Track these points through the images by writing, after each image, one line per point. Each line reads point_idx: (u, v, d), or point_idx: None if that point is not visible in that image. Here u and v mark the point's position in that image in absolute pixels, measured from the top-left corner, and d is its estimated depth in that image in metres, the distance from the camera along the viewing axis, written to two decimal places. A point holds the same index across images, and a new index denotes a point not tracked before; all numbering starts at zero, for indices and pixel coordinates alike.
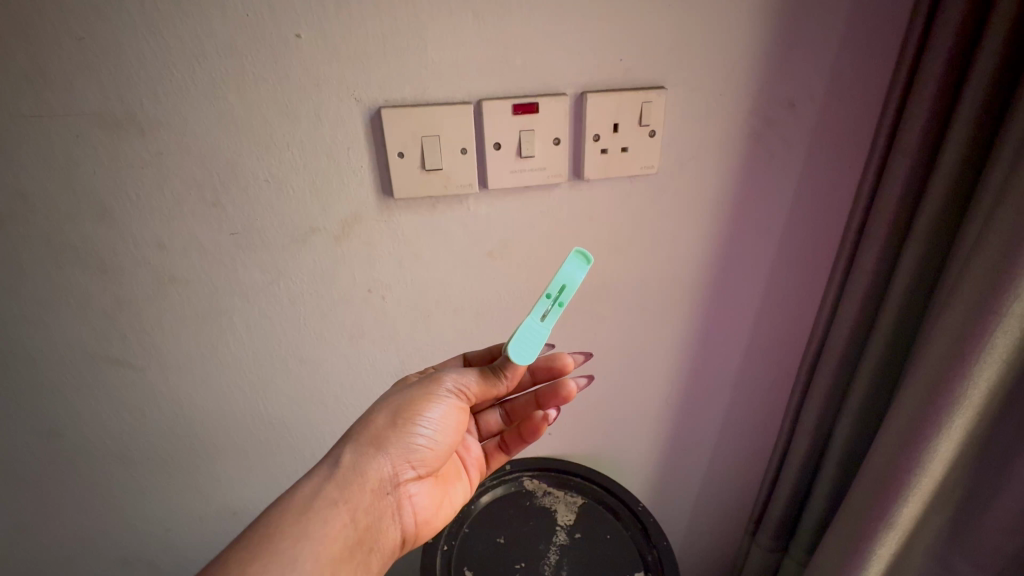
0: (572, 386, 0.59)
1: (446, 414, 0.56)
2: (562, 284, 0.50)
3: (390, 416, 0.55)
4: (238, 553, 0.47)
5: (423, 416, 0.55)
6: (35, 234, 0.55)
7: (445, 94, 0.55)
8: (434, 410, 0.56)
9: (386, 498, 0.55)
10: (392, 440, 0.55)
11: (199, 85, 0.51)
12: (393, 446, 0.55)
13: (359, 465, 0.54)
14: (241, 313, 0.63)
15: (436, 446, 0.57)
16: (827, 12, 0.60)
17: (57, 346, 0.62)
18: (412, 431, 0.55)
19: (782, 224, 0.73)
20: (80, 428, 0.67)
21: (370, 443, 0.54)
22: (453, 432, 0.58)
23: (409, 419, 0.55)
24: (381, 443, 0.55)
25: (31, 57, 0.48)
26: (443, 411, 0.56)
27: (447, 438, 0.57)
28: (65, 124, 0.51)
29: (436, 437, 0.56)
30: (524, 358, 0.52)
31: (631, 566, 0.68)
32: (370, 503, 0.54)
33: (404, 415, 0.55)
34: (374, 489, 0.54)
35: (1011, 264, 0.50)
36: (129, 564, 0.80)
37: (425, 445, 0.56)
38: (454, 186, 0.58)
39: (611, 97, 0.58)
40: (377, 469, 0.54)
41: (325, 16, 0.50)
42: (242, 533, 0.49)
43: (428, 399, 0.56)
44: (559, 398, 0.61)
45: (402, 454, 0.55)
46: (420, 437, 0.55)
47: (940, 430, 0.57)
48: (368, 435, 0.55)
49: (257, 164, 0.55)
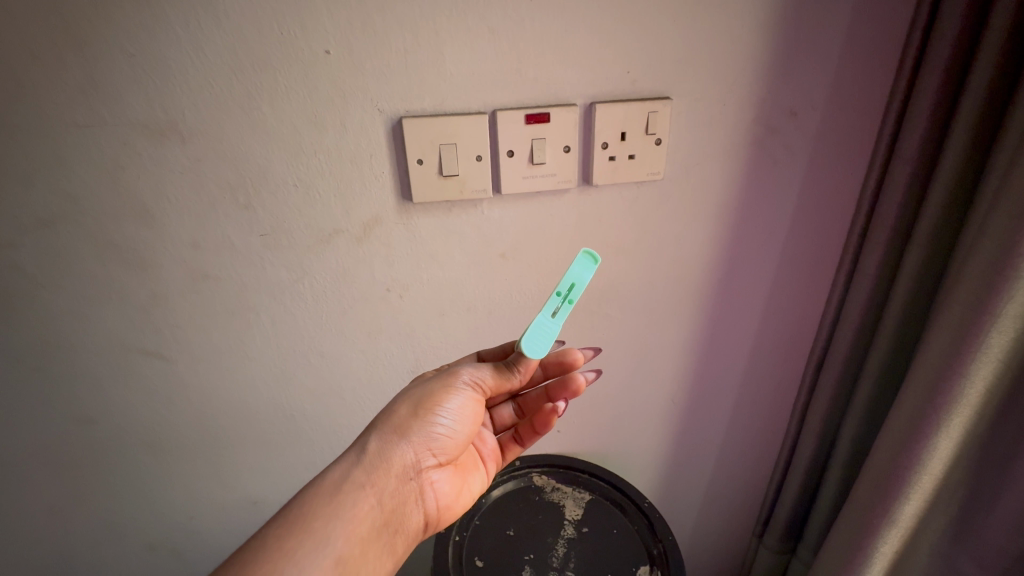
0: (580, 379, 0.63)
1: (463, 405, 0.59)
2: (572, 284, 0.53)
3: (412, 407, 0.58)
4: (275, 530, 0.50)
5: (443, 407, 0.58)
6: (82, 233, 0.60)
7: (461, 104, 0.59)
8: (453, 401, 0.59)
9: (409, 483, 0.58)
10: (414, 429, 0.58)
11: (235, 96, 0.55)
12: (415, 434, 0.58)
13: (384, 452, 0.57)
14: (267, 309, 0.67)
15: (456, 435, 0.60)
16: (826, 26, 0.63)
17: (98, 338, 0.66)
18: (432, 420, 0.58)
19: (786, 228, 0.75)
20: (115, 416, 0.72)
21: (393, 432, 0.57)
22: (471, 423, 0.61)
23: (430, 409, 0.58)
24: (403, 432, 0.58)
25: (86, 71, 0.52)
26: (461, 402, 0.59)
27: (465, 428, 0.60)
28: (114, 132, 0.55)
29: (455, 427, 0.59)
30: (537, 353, 0.55)
31: (637, 559, 0.70)
32: (395, 488, 0.57)
33: (424, 405, 0.58)
34: (398, 474, 0.57)
35: (1004, 266, 0.52)
36: (156, 550, 0.84)
37: (445, 434, 0.59)
38: (469, 191, 0.62)
39: (619, 107, 0.62)
40: (401, 456, 0.57)
41: (352, 32, 0.54)
42: (278, 512, 0.52)
43: (446, 391, 0.59)
44: (568, 392, 0.64)
45: (424, 443, 0.58)
46: (440, 426, 0.58)
47: (939, 428, 0.59)
48: (392, 424, 0.58)
49: (286, 170, 0.59)
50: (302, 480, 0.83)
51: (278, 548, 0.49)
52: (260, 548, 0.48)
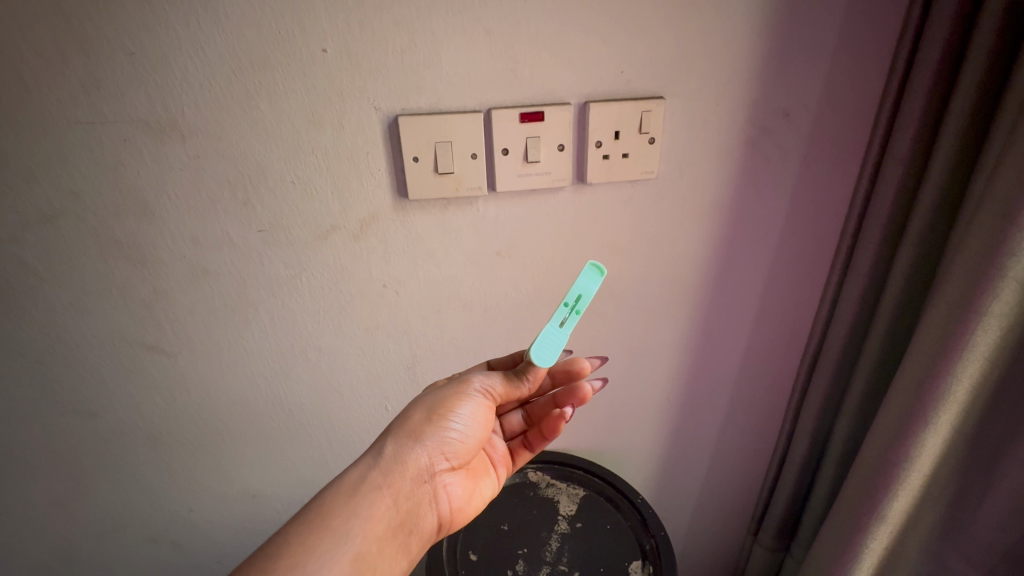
0: (586, 389, 0.62)
1: (475, 411, 0.60)
2: (579, 294, 0.54)
3: (426, 412, 0.59)
4: (296, 528, 0.51)
5: (455, 412, 0.59)
6: (85, 229, 0.61)
7: (457, 103, 0.60)
8: (465, 407, 0.60)
9: (424, 486, 0.58)
10: (427, 433, 0.58)
11: (235, 94, 0.56)
12: (429, 438, 0.58)
13: (399, 455, 0.57)
14: (266, 305, 0.68)
15: (468, 440, 0.60)
16: (819, 29, 0.64)
17: (98, 332, 0.67)
18: (446, 425, 0.59)
19: (781, 227, 0.76)
20: (116, 410, 0.73)
21: (408, 436, 0.58)
22: (483, 428, 0.61)
23: (443, 414, 0.59)
24: (418, 436, 0.58)
25: (88, 70, 0.54)
26: (472, 409, 0.60)
27: (477, 433, 0.61)
28: (118, 129, 0.57)
29: (467, 432, 0.60)
30: (545, 362, 0.55)
31: (629, 554, 0.71)
32: (410, 489, 0.57)
33: (438, 411, 0.59)
34: (413, 477, 0.57)
35: (989, 266, 0.52)
36: (156, 543, 0.85)
37: (457, 438, 0.59)
38: (464, 189, 0.63)
39: (612, 106, 0.62)
40: (416, 459, 0.58)
41: (349, 32, 0.55)
42: (296, 513, 0.53)
43: (459, 397, 0.60)
44: (575, 399, 0.63)
45: (438, 447, 0.59)
46: (453, 431, 0.59)
47: (928, 425, 0.60)
48: (407, 429, 0.59)
49: (284, 168, 0.61)
50: (300, 474, 0.84)
51: (298, 545, 0.49)
52: (281, 545, 0.49)
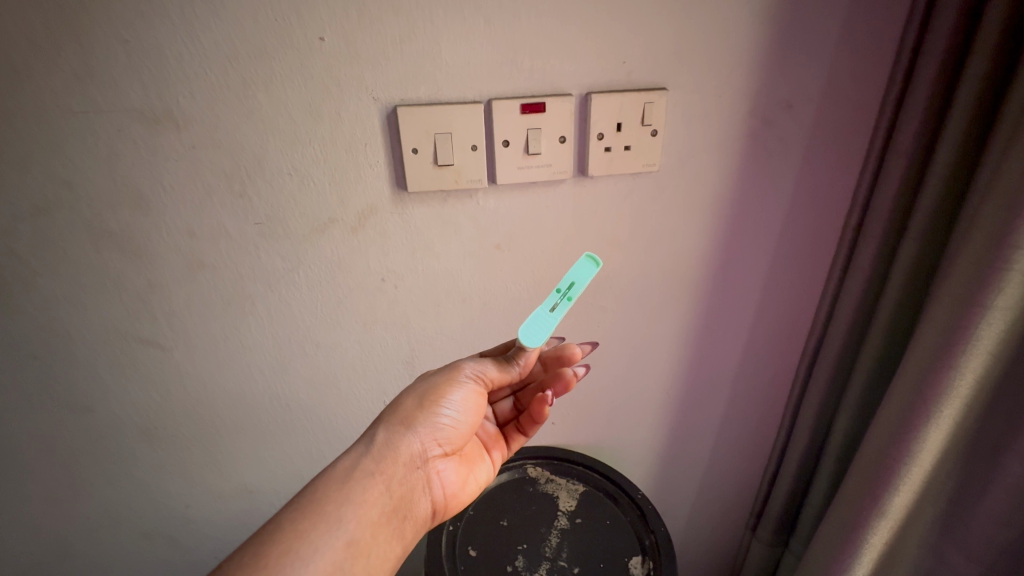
0: (570, 374, 0.61)
1: (467, 398, 0.60)
2: (572, 282, 0.55)
3: (417, 399, 0.59)
4: (288, 515, 0.50)
5: (447, 399, 0.59)
6: (79, 220, 0.60)
7: (457, 94, 0.59)
8: (456, 393, 0.59)
9: (417, 471, 0.58)
10: (420, 420, 0.58)
11: (231, 84, 0.55)
12: (421, 425, 0.58)
13: (392, 441, 0.57)
14: (263, 298, 0.68)
15: (460, 425, 0.60)
16: (822, 21, 0.63)
17: (92, 325, 0.66)
18: (438, 411, 0.58)
19: (782, 220, 0.75)
20: (110, 404, 0.72)
21: (400, 423, 0.58)
22: (475, 414, 0.61)
23: (435, 401, 0.58)
24: (410, 423, 0.58)
25: (81, 58, 0.52)
26: (464, 395, 0.59)
27: (469, 419, 0.60)
28: (111, 119, 0.55)
29: (459, 418, 0.59)
30: (532, 342, 0.55)
31: (629, 549, 0.70)
32: (403, 476, 0.56)
33: (430, 398, 0.58)
34: (406, 463, 0.57)
35: (994, 258, 0.52)
36: (152, 538, 0.84)
37: (450, 424, 0.59)
38: (465, 181, 0.62)
39: (614, 97, 0.62)
40: (408, 445, 0.57)
41: (348, 21, 0.54)
42: (289, 500, 0.52)
43: (450, 383, 0.59)
44: (560, 385, 0.62)
45: (430, 433, 0.58)
46: (445, 417, 0.59)
47: (930, 420, 0.59)
48: (398, 416, 0.58)
49: (281, 159, 0.60)
50: (297, 469, 0.83)
51: (291, 530, 0.48)
52: (274, 532, 0.48)
